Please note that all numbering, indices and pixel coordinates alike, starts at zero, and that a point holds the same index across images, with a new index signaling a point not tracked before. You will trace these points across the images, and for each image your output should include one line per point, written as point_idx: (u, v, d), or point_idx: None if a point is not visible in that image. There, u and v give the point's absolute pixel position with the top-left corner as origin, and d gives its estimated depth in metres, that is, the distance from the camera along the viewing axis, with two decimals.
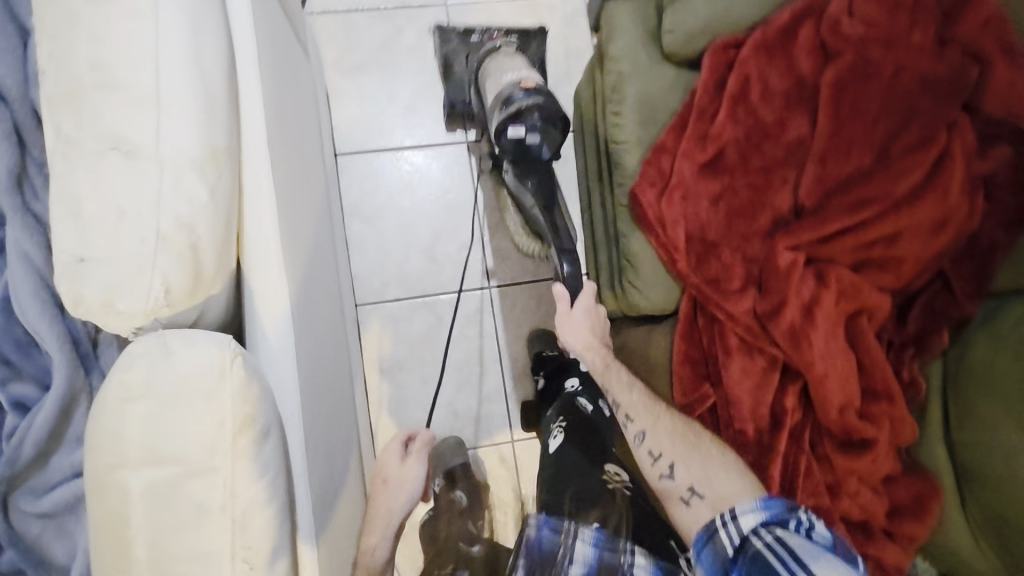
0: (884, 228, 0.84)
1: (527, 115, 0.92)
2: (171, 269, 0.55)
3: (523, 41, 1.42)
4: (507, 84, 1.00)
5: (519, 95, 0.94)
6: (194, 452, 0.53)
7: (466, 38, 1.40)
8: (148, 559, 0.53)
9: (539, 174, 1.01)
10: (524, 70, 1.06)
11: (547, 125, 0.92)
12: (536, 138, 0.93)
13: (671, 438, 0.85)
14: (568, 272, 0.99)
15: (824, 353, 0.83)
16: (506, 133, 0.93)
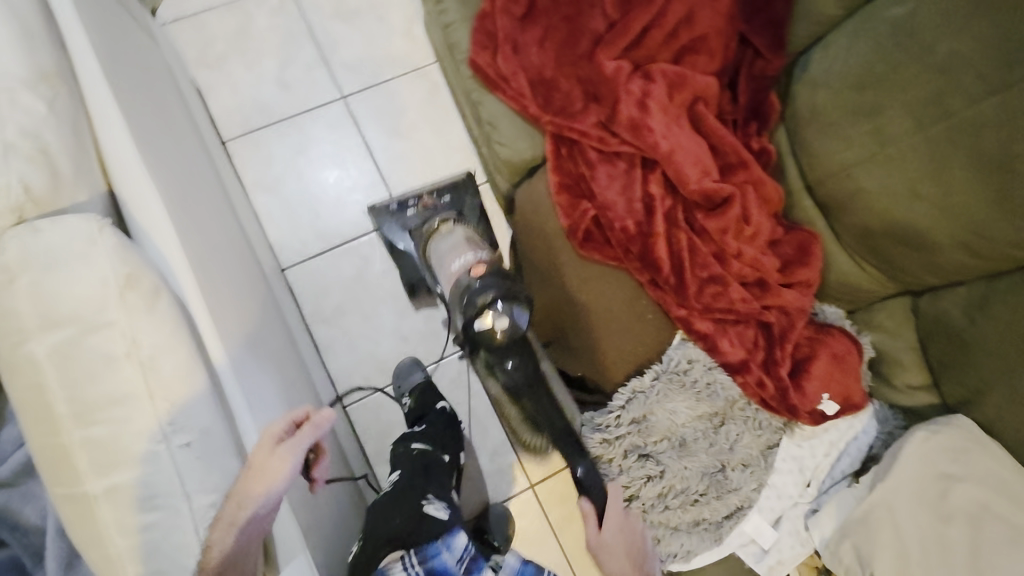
0: (676, 12, 0.96)
1: (490, 308, 0.88)
2: (26, 168, 0.63)
3: (457, 199, 1.45)
4: (460, 278, 0.98)
5: (477, 287, 0.90)
6: (87, 310, 0.59)
7: (398, 211, 1.41)
8: (72, 415, 0.58)
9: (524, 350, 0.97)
10: (469, 257, 1.10)
11: (512, 303, 0.88)
12: (506, 320, 0.88)
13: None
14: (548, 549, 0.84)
15: (666, 134, 0.94)
16: (476, 325, 0.88)
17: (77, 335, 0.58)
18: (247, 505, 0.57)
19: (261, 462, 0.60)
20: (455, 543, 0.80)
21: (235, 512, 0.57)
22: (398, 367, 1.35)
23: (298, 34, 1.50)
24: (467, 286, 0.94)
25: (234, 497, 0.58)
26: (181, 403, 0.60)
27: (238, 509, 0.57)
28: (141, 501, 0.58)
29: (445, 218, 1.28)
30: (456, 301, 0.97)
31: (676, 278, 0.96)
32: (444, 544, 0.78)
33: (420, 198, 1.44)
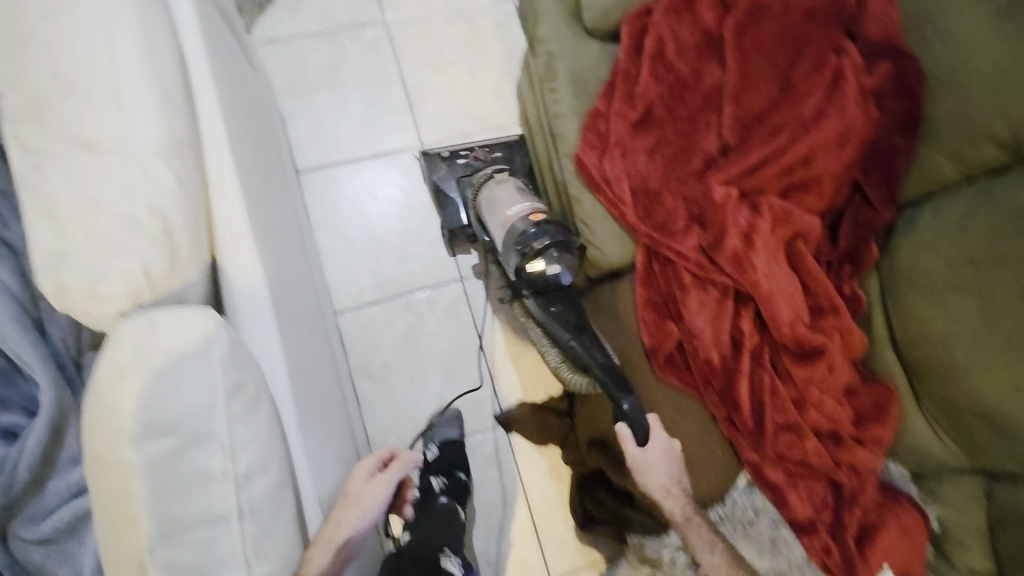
0: (797, 151, 0.92)
1: (546, 251, 0.97)
2: (149, 251, 0.58)
3: (508, 150, 1.44)
4: (516, 212, 1.02)
5: (532, 232, 0.99)
6: (192, 419, 0.56)
7: (451, 160, 1.40)
8: (158, 531, 0.54)
9: (565, 301, 1.06)
10: (527, 207, 1.04)
11: (566, 258, 0.99)
12: (556, 268, 0.99)
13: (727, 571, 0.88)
14: (631, 410, 0.93)
15: (768, 273, 0.91)
16: (528, 270, 0.99)
17: (177, 443, 0.55)
18: (346, 524, 0.66)
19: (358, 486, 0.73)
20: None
21: (333, 533, 0.66)
22: (436, 414, 1.35)
23: (389, 76, 1.50)
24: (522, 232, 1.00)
25: (335, 518, 0.67)
26: (269, 520, 0.58)
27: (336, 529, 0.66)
28: None
29: (501, 170, 1.30)
30: (506, 245, 1.03)
31: (754, 420, 0.93)
32: None
33: (473, 147, 1.42)
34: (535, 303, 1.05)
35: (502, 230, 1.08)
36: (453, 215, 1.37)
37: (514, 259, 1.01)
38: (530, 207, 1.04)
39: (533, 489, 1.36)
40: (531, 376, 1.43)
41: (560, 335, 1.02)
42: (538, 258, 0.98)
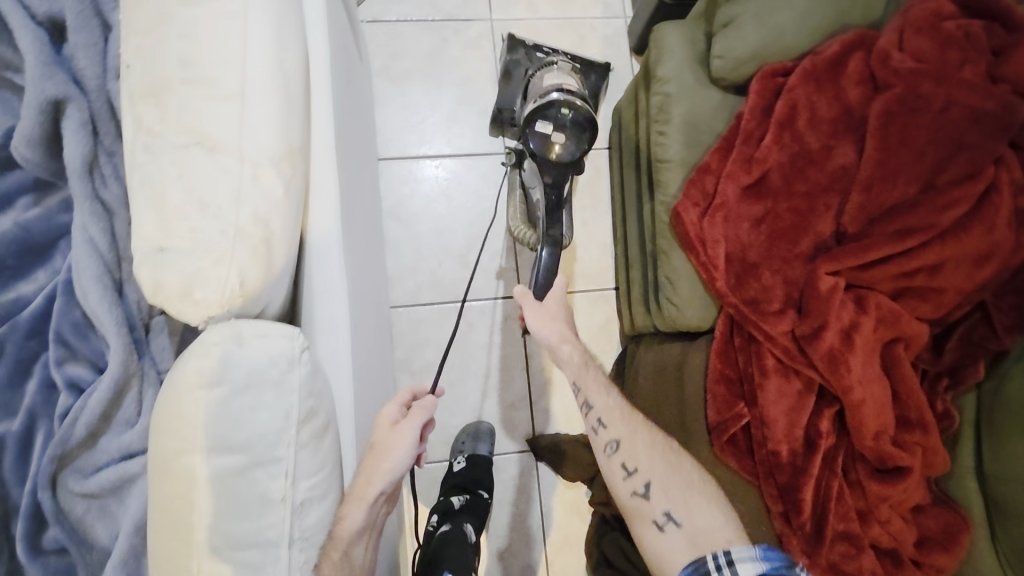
0: (928, 257, 0.84)
1: (554, 111, 0.92)
2: (248, 261, 0.57)
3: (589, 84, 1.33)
4: (550, 83, 1.00)
5: (557, 97, 0.94)
6: (262, 441, 0.54)
7: (534, 48, 1.36)
8: (212, 546, 0.53)
9: (555, 170, 0.92)
10: (571, 81, 1.01)
11: (577, 134, 0.92)
12: (563, 137, 0.92)
13: (650, 454, 0.80)
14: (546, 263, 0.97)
15: (862, 378, 0.85)
16: (534, 125, 0.92)
17: (243, 465, 0.54)
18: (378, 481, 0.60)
19: (385, 434, 0.64)
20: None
21: (366, 487, 0.60)
22: (471, 426, 1.32)
23: (485, 75, 1.46)
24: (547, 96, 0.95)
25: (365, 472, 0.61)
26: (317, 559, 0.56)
27: (367, 482, 0.60)
28: None
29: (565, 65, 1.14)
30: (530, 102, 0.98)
31: (812, 523, 0.87)
32: None
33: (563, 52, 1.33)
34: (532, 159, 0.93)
35: (543, 83, 1.05)
36: (510, 98, 1.37)
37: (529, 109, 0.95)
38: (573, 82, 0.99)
39: (551, 524, 1.33)
40: (571, 408, 1.38)
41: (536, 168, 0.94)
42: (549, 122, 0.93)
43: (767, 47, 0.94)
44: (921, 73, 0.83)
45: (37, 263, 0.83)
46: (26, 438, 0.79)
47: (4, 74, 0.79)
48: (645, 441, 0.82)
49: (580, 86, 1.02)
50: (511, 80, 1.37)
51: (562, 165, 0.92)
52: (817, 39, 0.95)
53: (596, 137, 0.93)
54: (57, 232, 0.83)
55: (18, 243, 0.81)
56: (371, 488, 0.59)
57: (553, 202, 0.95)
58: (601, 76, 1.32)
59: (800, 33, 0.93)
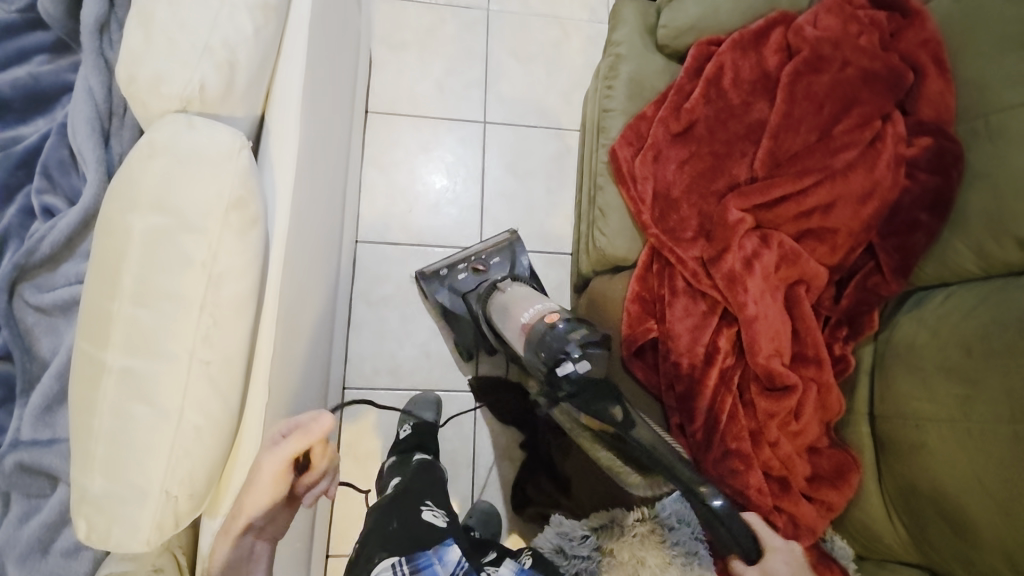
0: (820, 196, 0.95)
1: (570, 346, 0.88)
2: (210, 71, 0.68)
3: (508, 253, 1.38)
4: (535, 322, 0.97)
5: (556, 330, 0.91)
6: (192, 210, 0.63)
7: (447, 275, 1.36)
8: (133, 289, 0.61)
9: (603, 392, 0.87)
10: (537, 308, 1.03)
11: (590, 340, 0.88)
12: (587, 362, 0.87)
13: None
14: (723, 507, 0.78)
15: (758, 299, 0.93)
16: (560, 373, 0.88)
17: (173, 227, 0.62)
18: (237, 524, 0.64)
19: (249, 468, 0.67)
20: (447, 557, 0.81)
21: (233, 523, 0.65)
22: (416, 397, 1.31)
23: (474, 54, 1.62)
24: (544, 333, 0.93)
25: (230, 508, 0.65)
26: (223, 324, 0.63)
27: (232, 516, 0.64)
28: (139, 393, 0.60)
29: (498, 277, 1.30)
30: (529, 347, 0.95)
31: (704, 432, 0.94)
32: (435, 554, 0.81)
33: (468, 260, 1.37)
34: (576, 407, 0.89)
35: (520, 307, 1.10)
36: (466, 328, 1.36)
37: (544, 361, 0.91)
38: (547, 308, 1.00)
39: (482, 463, 1.37)
40: None
41: (601, 417, 0.86)
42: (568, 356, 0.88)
43: (704, 20, 1.09)
44: (825, 39, 0.98)
45: (39, 112, 0.95)
46: None
47: None
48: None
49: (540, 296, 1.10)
50: (456, 317, 1.36)
51: (592, 386, 0.88)
52: (749, 18, 1.09)
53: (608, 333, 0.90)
54: (63, 87, 0.95)
55: (25, 89, 0.93)
56: (233, 522, 0.64)
57: (658, 444, 0.82)
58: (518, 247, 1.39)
59: (734, 11, 1.08)
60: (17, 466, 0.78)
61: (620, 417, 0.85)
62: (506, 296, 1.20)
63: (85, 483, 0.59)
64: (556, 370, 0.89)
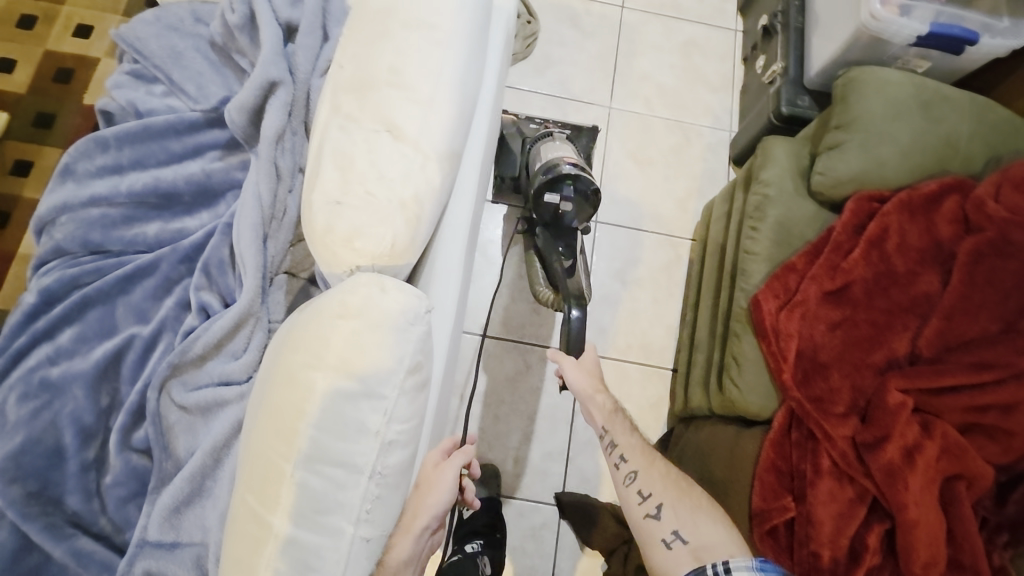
0: (1001, 394, 0.86)
1: (563, 187, 1.08)
2: (402, 229, 0.69)
3: (575, 135, 1.51)
4: (550, 155, 1.14)
5: (563, 166, 1.09)
6: (374, 376, 0.61)
7: (522, 121, 1.40)
8: (308, 453, 0.60)
9: (568, 240, 1.12)
10: (566, 152, 1.16)
11: (581, 190, 1.08)
12: (569, 203, 1.09)
13: (666, 483, 0.85)
14: (576, 318, 0.97)
15: (918, 499, 0.84)
16: (544, 198, 1.09)
17: (353, 393, 0.61)
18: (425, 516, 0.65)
19: (430, 475, 0.70)
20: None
21: (411, 521, 0.65)
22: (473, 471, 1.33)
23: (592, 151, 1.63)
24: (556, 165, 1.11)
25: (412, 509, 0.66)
26: (387, 494, 0.61)
27: (410, 517, 0.65)
28: (303, 567, 0.58)
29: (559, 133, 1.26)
30: (535, 173, 1.14)
31: None
32: None
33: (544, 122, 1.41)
34: (544, 238, 1.13)
35: (542, 154, 1.18)
36: (509, 166, 1.36)
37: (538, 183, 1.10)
38: (569, 152, 1.16)
39: None
40: (605, 471, 1.38)
41: (552, 252, 1.12)
42: (558, 188, 1.08)
43: (866, 174, 1.04)
44: (1015, 221, 0.91)
45: (205, 205, 0.99)
46: (149, 343, 0.90)
47: (234, 56, 1.01)
48: (660, 472, 0.87)
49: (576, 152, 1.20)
50: (508, 150, 1.34)
51: (568, 228, 1.12)
52: (918, 176, 1.04)
53: (599, 192, 1.09)
54: (230, 184, 0.99)
55: (197, 185, 0.97)
56: (416, 521, 0.65)
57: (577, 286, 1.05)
58: (591, 139, 1.52)
59: (902, 170, 1.04)
60: (145, 573, 0.81)
61: (568, 261, 1.11)
62: (545, 142, 1.22)
63: None
64: (542, 196, 1.09)
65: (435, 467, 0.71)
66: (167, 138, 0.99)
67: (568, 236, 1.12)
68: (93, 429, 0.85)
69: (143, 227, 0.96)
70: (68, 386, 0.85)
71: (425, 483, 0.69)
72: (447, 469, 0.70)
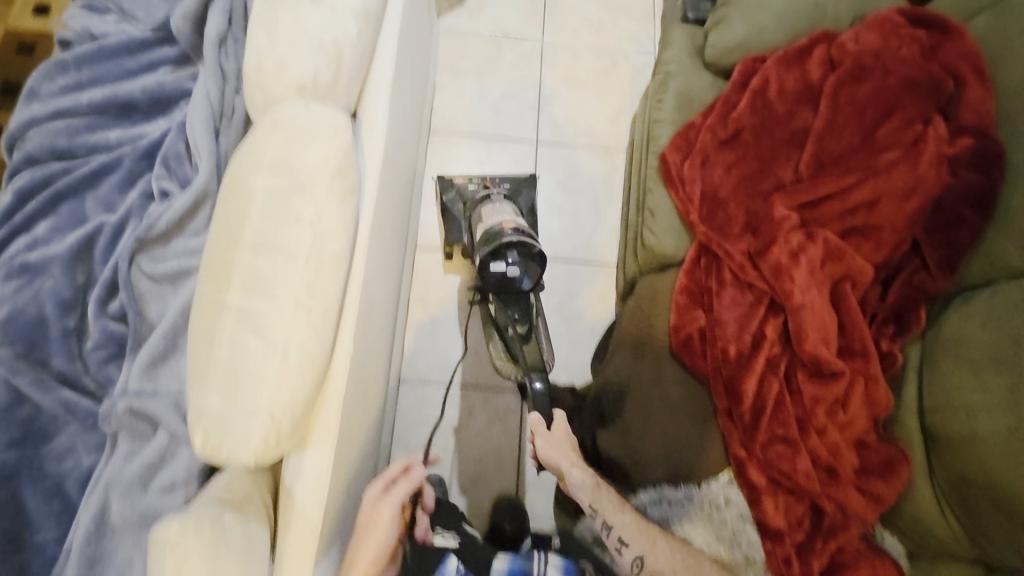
0: (864, 193, 1.01)
1: (505, 253, 1.16)
2: (323, 66, 0.81)
3: (516, 185, 1.57)
4: (493, 222, 1.24)
5: (504, 233, 1.16)
6: (305, 174, 0.74)
7: (460, 184, 1.52)
8: (254, 239, 0.72)
9: (522, 307, 1.23)
10: (506, 218, 1.25)
11: (525, 259, 1.17)
12: (516, 269, 1.17)
13: (671, 562, 0.91)
14: (541, 392, 1.13)
15: (804, 287, 0.98)
16: (491, 268, 1.17)
17: (289, 190, 0.74)
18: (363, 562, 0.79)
19: (368, 519, 0.83)
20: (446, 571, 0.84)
21: (355, 571, 0.79)
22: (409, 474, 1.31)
23: (528, 81, 1.74)
24: (497, 233, 1.18)
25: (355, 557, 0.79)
26: (323, 274, 0.72)
27: (351, 564, 0.79)
28: (253, 327, 0.70)
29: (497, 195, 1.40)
30: (479, 243, 1.21)
31: (751, 416, 0.98)
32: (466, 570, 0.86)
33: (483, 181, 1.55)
34: (499, 308, 1.23)
35: (487, 219, 1.30)
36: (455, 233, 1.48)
37: (483, 252, 1.18)
38: (509, 218, 1.24)
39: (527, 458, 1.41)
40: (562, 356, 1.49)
41: (507, 318, 1.22)
42: (502, 257, 1.16)
43: (750, 39, 1.17)
44: (865, 51, 1.05)
45: (160, 113, 1.08)
46: (117, 229, 0.99)
47: None
48: (664, 551, 0.92)
49: (516, 213, 1.33)
50: (453, 216, 1.50)
51: (519, 291, 1.20)
52: (794, 36, 1.18)
53: (541, 254, 1.18)
54: (182, 93, 1.08)
55: (151, 94, 1.06)
56: (356, 572, 0.78)
57: (535, 363, 1.18)
58: (531, 193, 1.57)
59: (780, 32, 1.17)
60: (127, 410, 0.88)
61: (518, 326, 1.22)
62: (483, 207, 1.37)
63: (202, 404, 0.68)
64: (490, 267, 1.17)
65: (375, 504, 0.85)
66: (122, 57, 1.08)
67: (522, 299, 1.22)
68: (73, 302, 0.94)
69: (104, 133, 1.05)
70: (47, 266, 0.95)
71: (369, 524, 0.83)
72: (385, 509, 0.84)
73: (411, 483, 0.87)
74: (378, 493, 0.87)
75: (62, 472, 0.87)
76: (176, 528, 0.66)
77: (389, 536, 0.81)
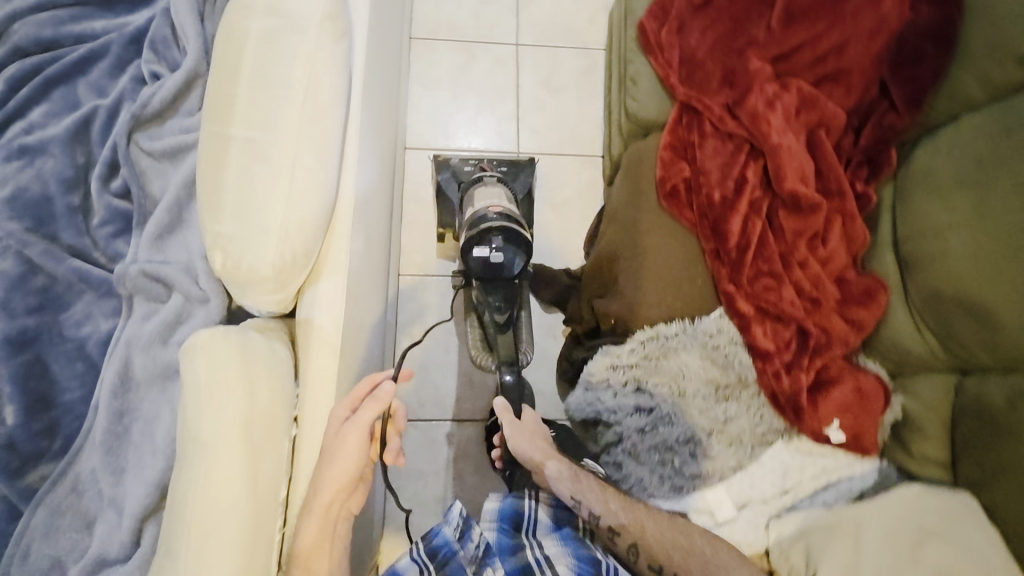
0: (832, 39, 1.07)
1: (491, 237, 0.96)
2: None
3: (514, 172, 1.34)
4: (478, 207, 1.07)
5: (487, 218, 0.99)
6: (298, 13, 0.76)
7: (458, 166, 1.36)
8: (253, 75, 0.75)
9: (506, 294, 1.03)
10: (491, 203, 1.07)
11: (514, 247, 0.97)
12: (501, 254, 0.96)
13: (664, 542, 0.85)
14: (511, 382, 1.07)
15: (780, 129, 1.03)
16: (472, 252, 0.97)
17: (283, 29, 0.76)
18: (323, 491, 0.68)
19: (331, 443, 0.70)
20: (450, 513, 0.88)
21: (318, 500, 0.68)
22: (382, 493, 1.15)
23: None
24: (481, 217, 1.02)
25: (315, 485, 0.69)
26: (321, 106, 0.75)
27: (314, 494, 0.68)
28: (260, 156, 0.73)
29: (492, 174, 1.24)
30: (465, 227, 1.04)
31: (737, 254, 1.03)
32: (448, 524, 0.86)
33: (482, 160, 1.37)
34: (479, 295, 1.04)
35: (478, 201, 1.12)
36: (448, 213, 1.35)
37: (464, 239, 1.00)
38: (496, 202, 1.07)
39: None
40: (556, 248, 1.52)
41: (486, 303, 1.04)
42: (484, 243, 0.96)
43: None
44: None
45: (143, 3, 1.08)
46: (112, 111, 1.00)
47: None
48: (654, 530, 0.87)
49: (511, 201, 1.15)
50: (446, 197, 1.34)
51: (504, 279, 1.00)
52: None
53: (530, 240, 0.98)
54: None
55: None
56: (314, 502, 0.68)
57: (509, 357, 1.08)
58: (529, 175, 1.35)
59: None
60: (140, 272, 0.90)
61: (501, 312, 1.04)
62: (474, 189, 1.19)
63: (217, 226, 0.71)
64: (472, 253, 0.97)
65: (338, 430, 0.70)
66: None
67: (507, 286, 1.02)
68: (76, 180, 0.96)
69: (89, 23, 1.05)
70: (46, 147, 0.96)
71: (332, 449, 0.69)
72: (348, 435, 0.69)
73: (378, 405, 0.71)
74: (343, 415, 0.72)
75: (81, 336, 0.91)
76: (206, 333, 0.69)
77: (354, 465, 0.69)
